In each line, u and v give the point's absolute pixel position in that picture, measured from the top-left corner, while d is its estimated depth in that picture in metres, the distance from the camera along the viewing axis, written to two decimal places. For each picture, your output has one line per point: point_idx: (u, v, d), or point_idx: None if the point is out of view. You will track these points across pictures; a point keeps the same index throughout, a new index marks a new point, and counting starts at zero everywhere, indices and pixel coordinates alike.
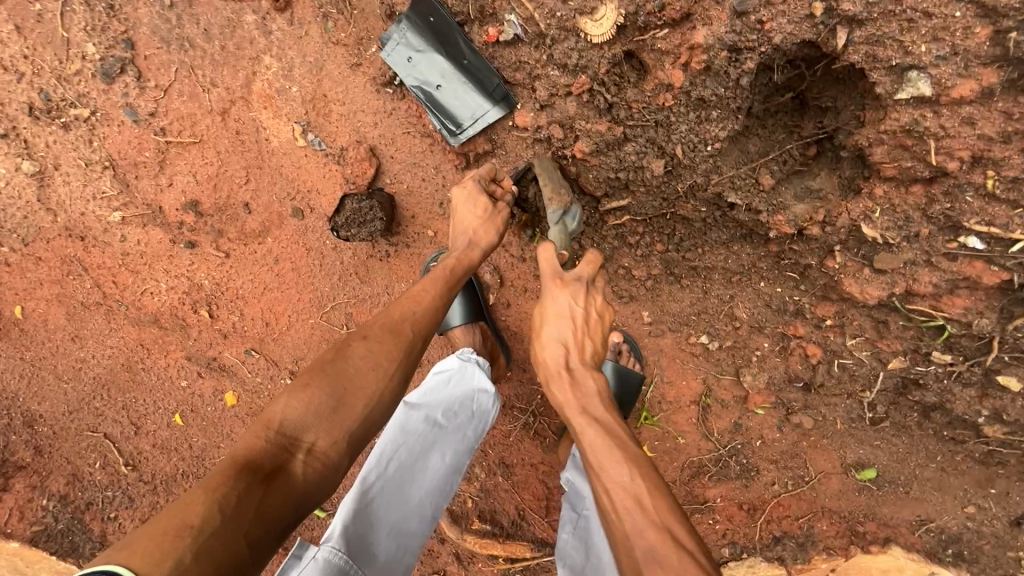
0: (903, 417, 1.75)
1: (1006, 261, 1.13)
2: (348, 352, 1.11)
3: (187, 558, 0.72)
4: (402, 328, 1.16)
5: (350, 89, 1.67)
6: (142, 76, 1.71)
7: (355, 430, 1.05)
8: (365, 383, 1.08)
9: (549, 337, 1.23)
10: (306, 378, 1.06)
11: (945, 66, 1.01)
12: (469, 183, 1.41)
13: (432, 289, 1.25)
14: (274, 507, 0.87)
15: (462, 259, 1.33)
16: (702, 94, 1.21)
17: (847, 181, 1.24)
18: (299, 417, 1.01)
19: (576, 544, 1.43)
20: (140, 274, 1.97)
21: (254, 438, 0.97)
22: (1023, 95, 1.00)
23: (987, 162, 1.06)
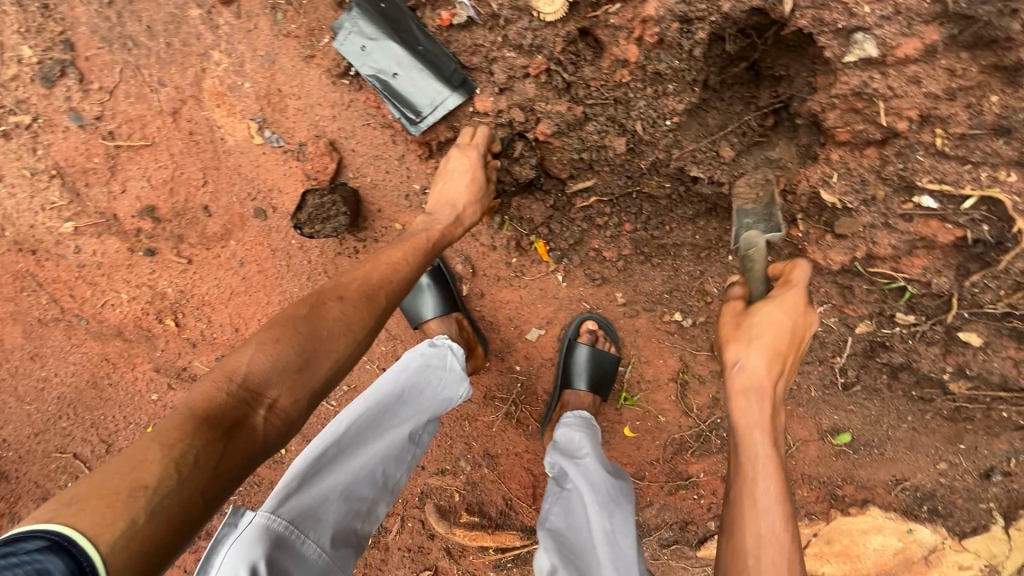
0: (873, 380, 1.79)
1: (959, 218, 1.16)
2: (323, 312, 1.06)
3: (140, 519, 0.73)
4: (377, 294, 1.13)
5: (305, 83, 1.63)
6: (84, 78, 1.64)
7: (318, 392, 1.02)
8: (335, 347, 1.04)
9: (761, 323, 1.10)
10: (277, 332, 1.01)
11: (889, 26, 1.03)
12: (471, 153, 1.36)
13: (411, 257, 1.21)
14: (230, 466, 0.86)
15: (447, 233, 1.30)
16: (657, 68, 1.21)
17: (804, 148, 1.25)
18: (265, 373, 0.97)
19: (560, 512, 1.43)
20: (99, 286, 1.90)
21: (214, 389, 0.93)
22: (963, 51, 1.02)
23: (935, 120, 1.08)
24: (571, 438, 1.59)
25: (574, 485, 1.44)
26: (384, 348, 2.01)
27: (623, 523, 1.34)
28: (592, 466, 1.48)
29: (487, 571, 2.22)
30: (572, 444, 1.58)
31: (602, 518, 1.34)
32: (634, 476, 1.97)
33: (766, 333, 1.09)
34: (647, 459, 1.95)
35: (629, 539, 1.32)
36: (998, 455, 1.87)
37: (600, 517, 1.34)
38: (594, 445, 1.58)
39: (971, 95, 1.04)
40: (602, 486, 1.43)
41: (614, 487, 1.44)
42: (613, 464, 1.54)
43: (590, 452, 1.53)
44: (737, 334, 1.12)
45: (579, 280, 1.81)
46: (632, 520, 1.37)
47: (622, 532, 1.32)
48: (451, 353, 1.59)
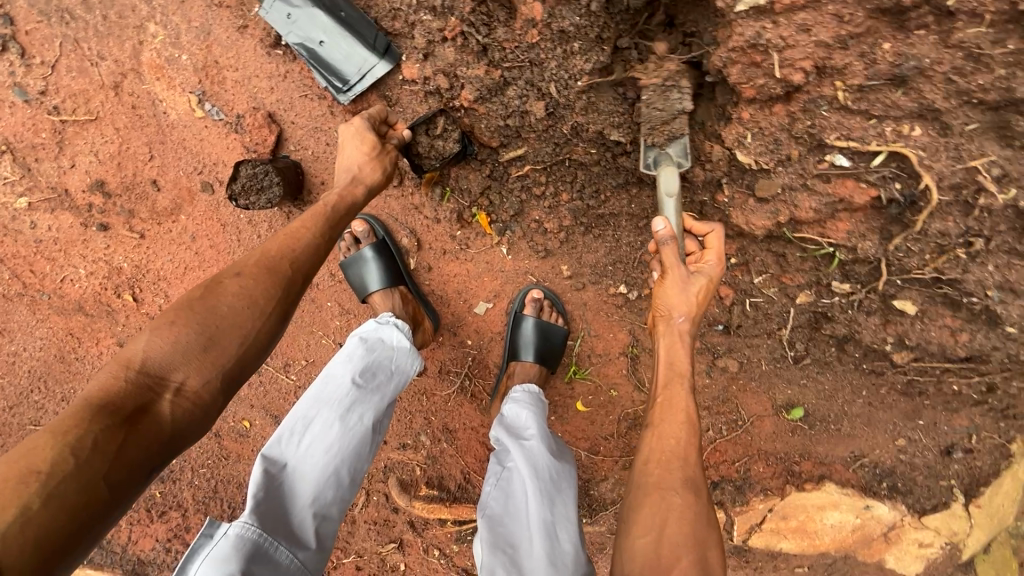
0: (823, 352, 1.76)
1: (871, 176, 1.14)
2: (219, 291, 1.00)
3: (34, 504, 0.68)
4: (280, 265, 1.07)
5: (241, 54, 1.63)
6: (26, 53, 1.67)
7: (232, 368, 0.96)
8: (242, 322, 0.98)
9: (700, 286, 1.18)
10: (172, 315, 0.95)
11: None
12: (355, 121, 1.34)
13: (311, 228, 1.16)
14: (137, 449, 0.80)
15: (344, 196, 1.25)
16: (561, 26, 1.18)
17: (720, 109, 1.21)
18: (165, 354, 0.91)
19: (498, 495, 1.31)
20: (57, 261, 1.94)
21: (110, 378, 0.86)
22: None
23: (832, 72, 1.04)
24: (516, 416, 1.48)
25: (514, 465, 1.34)
26: (338, 323, 2.03)
27: (564, 514, 1.26)
28: (536, 445, 1.38)
29: (449, 544, 2.24)
30: (518, 423, 1.47)
31: (544, 507, 1.25)
32: (588, 451, 1.95)
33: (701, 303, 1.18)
34: (601, 434, 1.94)
35: (568, 533, 1.24)
36: (958, 431, 1.83)
37: (542, 506, 1.25)
38: (540, 423, 1.48)
39: (864, 42, 1.00)
40: (546, 471, 1.32)
41: (558, 472, 1.34)
42: (559, 443, 1.44)
43: (536, 432, 1.42)
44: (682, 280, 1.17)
45: (524, 251, 1.80)
46: (572, 510, 1.28)
47: (562, 526, 1.24)
48: (397, 330, 1.56)
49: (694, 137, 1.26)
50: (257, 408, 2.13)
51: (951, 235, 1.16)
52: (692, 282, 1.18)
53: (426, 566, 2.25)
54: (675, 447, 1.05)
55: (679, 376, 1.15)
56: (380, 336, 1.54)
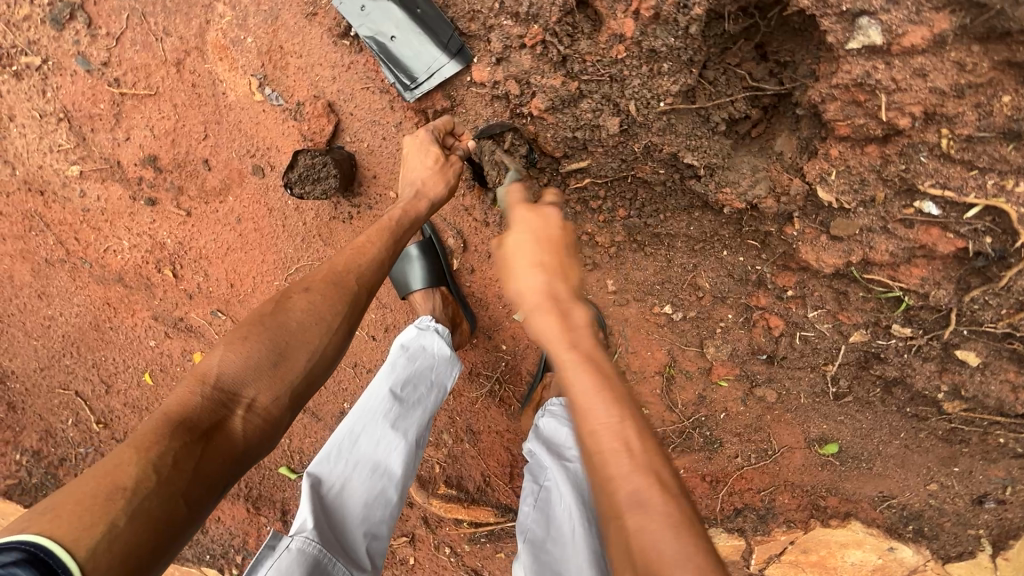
0: (867, 392, 1.72)
1: (961, 227, 1.10)
2: (288, 307, 1.01)
3: (120, 522, 0.71)
4: (345, 280, 1.06)
5: (307, 41, 1.61)
6: (92, 23, 1.66)
7: (300, 384, 0.98)
8: (309, 340, 0.99)
9: (519, 261, 1.13)
10: (245, 331, 0.98)
11: (896, 11, 0.96)
12: (421, 134, 1.32)
13: (377, 242, 1.15)
14: (213, 467, 0.84)
15: (408, 209, 1.23)
16: (653, 45, 1.16)
17: (804, 142, 1.19)
18: (238, 370, 0.94)
19: (537, 517, 1.31)
20: (102, 231, 1.95)
21: (188, 393, 0.90)
22: (975, 44, 0.95)
23: (940, 119, 1.02)
24: (556, 433, 1.45)
25: (555, 484, 1.32)
26: (373, 316, 2.01)
27: None
28: (578, 468, 1.35)
29: (461, 544, 2.23)
30: (557, 440, 1.44)
31: (591, 536, 1.23)
32: None
33: (538, 256, 1.12)
34: None
35: None
36: (993, 481, 1.77)
37: (589, 537, 1.22)
38: None
39: (981, 91, 0.98)
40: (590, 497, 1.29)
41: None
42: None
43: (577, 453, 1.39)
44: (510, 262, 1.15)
45: None
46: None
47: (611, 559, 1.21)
48: (438, 336, 1.56)
49: (772, 171, 1.23)
50: None
51: None
52: (521, 251, 1.13)
53: (437, 562, 2.25)
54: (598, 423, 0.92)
55: (570, 370, 0.99)
56: (421, 343, 1.53)
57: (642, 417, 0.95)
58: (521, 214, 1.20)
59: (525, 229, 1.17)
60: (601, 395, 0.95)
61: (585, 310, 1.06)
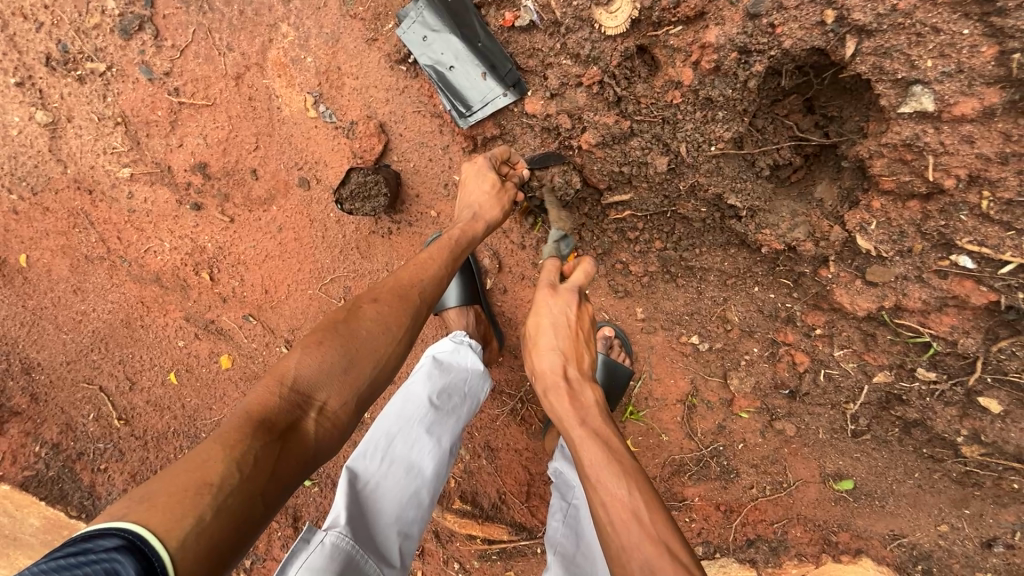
0: (885, 431, 1.75)
1: (995, 282, 1.16)
2: (359, 315, 1.03)
3: (208, 515, 0.68)
4: (411, 294, 1.09)
5: (364, 64, 1.68)
6: (159, 34, 1.74)
7: (365, 392, 0.99)
8: (376, 349, 1.00)
9: (542, 344, 1.20)
10: (318, 336, 0.99)
11: (949, 83, 1.03)
12: (480, 160, 1.41)
13: (438, 260, 1.18)
14: (288, 467, 0.82)
15: (467, 229, 1.28)
16: (709, 94, 1.23)
17: (846, 192, 1.26)
18: (314, 373, 0.94)
19: (566, 532, 1.32)
20: (145, 232, 2.00)
21: (267, 393, 0.89)
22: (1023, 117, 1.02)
23: (983, 181, 1.08)
24: None
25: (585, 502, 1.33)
26: None
27: None
28: None
29: (470, 560, 2.19)
30: None
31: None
32: None
33: (559, 340, 1.19)
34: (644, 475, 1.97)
35: None
36: (1002, 526, 1.78)
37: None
38: None
39: None
40: None
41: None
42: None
43: None
44: (536, 344, 1.22)
45: (601, 289, 1.80)
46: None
47: None
48: (472, 350, 1.59)
49: (810, 217, 1.29)
50: None
51: None
52: (543, 330, 1.21)
53: None
54: (613, 494, 1.00)
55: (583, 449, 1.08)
56: (457, 356, 1.56)
57: (650, 487, 1.02)
58: (546, 298, 1.23)
59: (549, 312, 1.22)
60: (615, 468, 1.03)
61: (594, 390, 1.18)
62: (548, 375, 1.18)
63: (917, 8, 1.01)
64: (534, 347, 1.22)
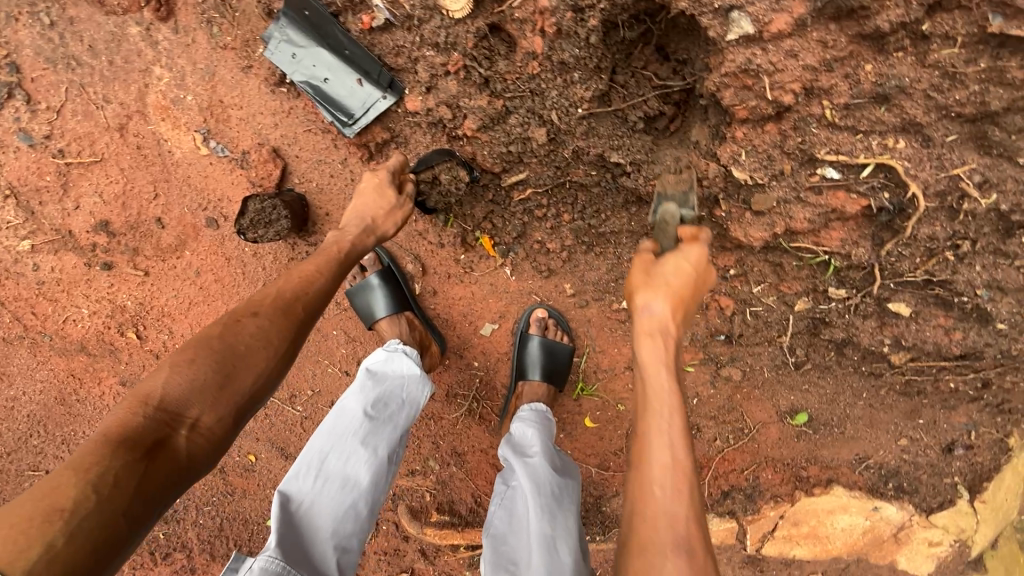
0: (823, 357, 1.78)
1: (861, 187, 1.22)
2: (238, 329, 1.00)
3: (58, 542, 0.68)
4: (294, 306, 1.07)
5: (245, 93, 1.67)
6: (31, 99, 1.70)
7: (245, 404, 0.96)
8: (255, 360, 0.98)
9: (660, 282, 1.14)
10: (192, 353, 0.95)
11: (759, 3, 1.08)
12: (380, 174, 1.40)
13: (325, 270, 1.17)
14: (157, 483, 0.80)
15: (357, 241, 1.28)
16: (561, 57, 1.26)
17: (714, 130, 1.30)
18: (184, 390, 0.90)
19: (503, 515, 1.32)
20: (60, 302, 1.93)
21: (128, 415, 0.85)
22: (831, 23, 1.07)
23: (819, 92, 1.13)
24: (522, 435, 1.48)
25: (518, 483, 1.34)
26: (343, 351, 1.96)
27: (565, 528, 1.25)
28: (539, 463, 1.38)
29: (462, 570, 2.15)
30: (524, 442, 1.48)
31: (543, 523, 1.24)
32: (597, 467, 1.94)
33: (668, 287, 1.12)
34: (611, 449, 1.94)
35: (568, 544, 1.22)
36: (958, 428, 1.81)
37: (542, 521, 1.24)
38: (545, 441, 1.48)
39: (846, 65, 1.10)
40: (548, 486, 1.32)
41: (559, 486, 1.34)
42: (562, 458, 1.45)
43: (539, 450, 1.42)
44: (647, 282, 1.15)
45: (528, 272, 1.83)
46: (572, 525, 1.28)
47: (562, 538, 1.23)
48: (407, 357, 1.57)
49: (691, 157, 1.34)
50: (262, 441, 2.05)
51: (939, 239, 1.25)
52: (666, 271, 1.15)
53: None
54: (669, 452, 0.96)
55: (655, 435, 0.99)
56: (390, 365, 1.54)
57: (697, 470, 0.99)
58: (686, 247, 1.19)
59: (673, 260, 1.17)
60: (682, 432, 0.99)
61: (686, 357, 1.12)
62: (649, 306, 1.12)
63: None
64: (652, 284, 1.14)
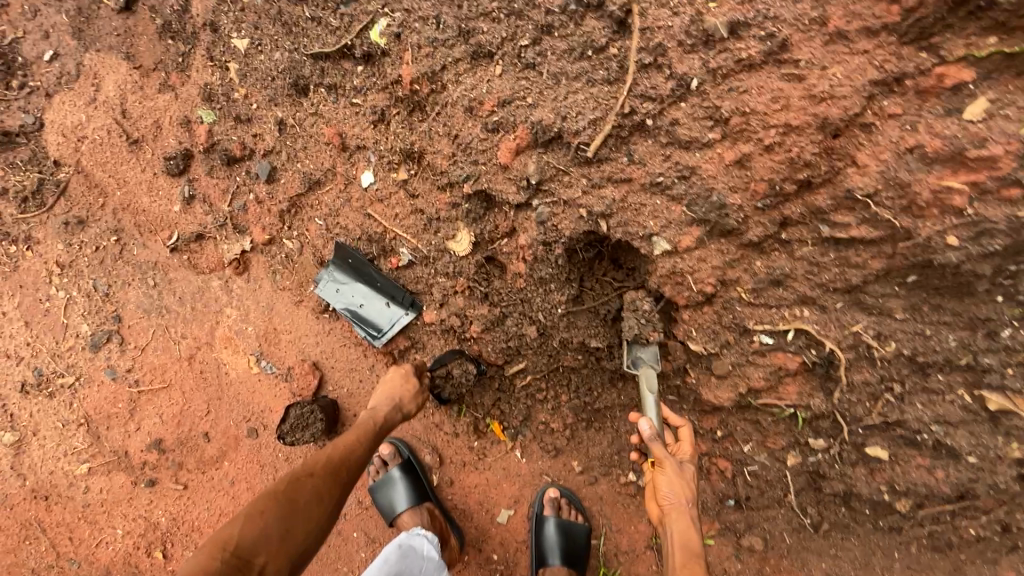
0: (837, 515, 1.75)
1: (793, 346, 1.52)
2: (298, 484, 1.22)
3: None
4: (342, 468, 1.31)
5: (295, 320, 2.09)
6: (123, 341, 2.11)
7: (298, 555, 1.14)
8: (314, 513, 1.19)
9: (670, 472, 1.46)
10: (262, 505, 1.15)
11: (668, 229, 1.51)
12: (404, 367, 1.69)
13: (363, 440, 1.42)
14: None
15: (386, 418, 1.52)
16: (540, 274, 1.67)
17: (668, 313, 1.66)
18: (254, 540, 1.09)
19: None
20: (98, 523, 2.04)
21: (209, 558, 1.03)
22: (721, 239, 1.49)
23: (732, 282, 1.51)
24: None
25: None
26: (364, 553, 1.99)
27: None
28: None
29: None
30: None
31: None
32: None
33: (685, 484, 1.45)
34: None
35: None
36: None
37: None
38: None
39: (745, 262, 1.49)
40: None
41: None
42: None
43: None
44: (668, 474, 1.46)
45: (537, 453, 1.97)
46: None
47: None
48: (427, 539, 1.63)
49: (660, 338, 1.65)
50: None
51: (873, 383, 1.48)
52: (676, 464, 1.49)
53: None
54: None
55: None
56: (413, 543, 1.60)
57: None
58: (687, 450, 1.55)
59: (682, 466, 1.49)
60: None
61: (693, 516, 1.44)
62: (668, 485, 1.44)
63: (628, 192, 1.53)
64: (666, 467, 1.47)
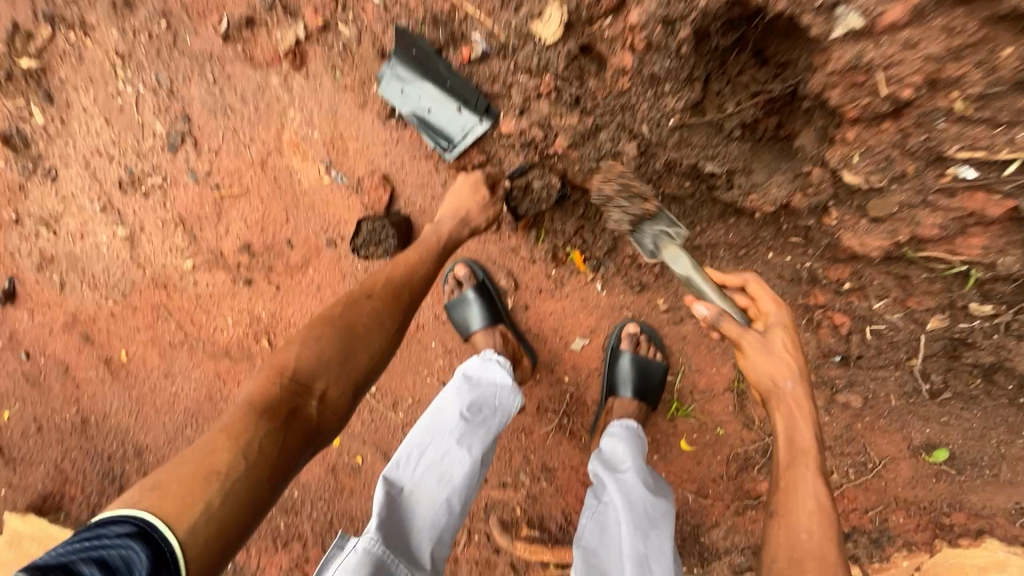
0: (966, 386, 1.53)
1: (1004, 184, 1.15)
2: (356, 310, 1.28)
3: (216, 501, 0.93)
4: (401, 292, 1.34)
5: (361, 126, 1.88)
6: (198, 143, 2.05)
7: (364, 374, 1.24)
8: (372, 338, 1.26)
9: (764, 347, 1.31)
10: (319, 330, 1.23)
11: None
12: (474, 174, 1.62)
13: (425, 253, 1.46)
14: (269, 453, 1.03)
15: (453, 233, 1.53)
16: (652, 70, 1.29)
17: (821, 132, 1.27)
18: (312, 364, 1.18)
19: (596, 528, 1.34)
20: (211, 312, 2.23)
21: (272, 381, 1.15)
22: (955, 8, 0.99)
23: (944, 84, 1.07)
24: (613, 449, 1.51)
25: (610, 499, 1.36)
26: (441, 362, 2.07)
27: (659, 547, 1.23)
28: (631, 478, 1.39)
29: None
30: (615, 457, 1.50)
31: (635, 540, 1.24)
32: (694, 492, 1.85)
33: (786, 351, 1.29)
34: (710, 474, 1.84)
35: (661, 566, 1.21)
36: None
37: (634, 537, 1.24)
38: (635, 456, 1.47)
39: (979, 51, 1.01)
40: (640, 503, 1.32)
41: (652, 506, 1.32)
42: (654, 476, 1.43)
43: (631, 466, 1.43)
44: (758, 345, 1.31)
45: (619, 288, 1.82)
46: (666, 543, 1.25)
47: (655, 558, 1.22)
48: (500, 366, 1.62)
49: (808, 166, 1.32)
50: (368, 444, 2.15)
51: None
52: (771, 337, 1.32)
53: None
54: (814, 490, 1.18)
55: (801, 471, 1.21)
56: (485, 374, 1.60)
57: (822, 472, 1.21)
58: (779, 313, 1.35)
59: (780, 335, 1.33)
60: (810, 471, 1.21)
61: (798, 390, 1.29)
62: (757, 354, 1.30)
63: None
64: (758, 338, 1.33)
